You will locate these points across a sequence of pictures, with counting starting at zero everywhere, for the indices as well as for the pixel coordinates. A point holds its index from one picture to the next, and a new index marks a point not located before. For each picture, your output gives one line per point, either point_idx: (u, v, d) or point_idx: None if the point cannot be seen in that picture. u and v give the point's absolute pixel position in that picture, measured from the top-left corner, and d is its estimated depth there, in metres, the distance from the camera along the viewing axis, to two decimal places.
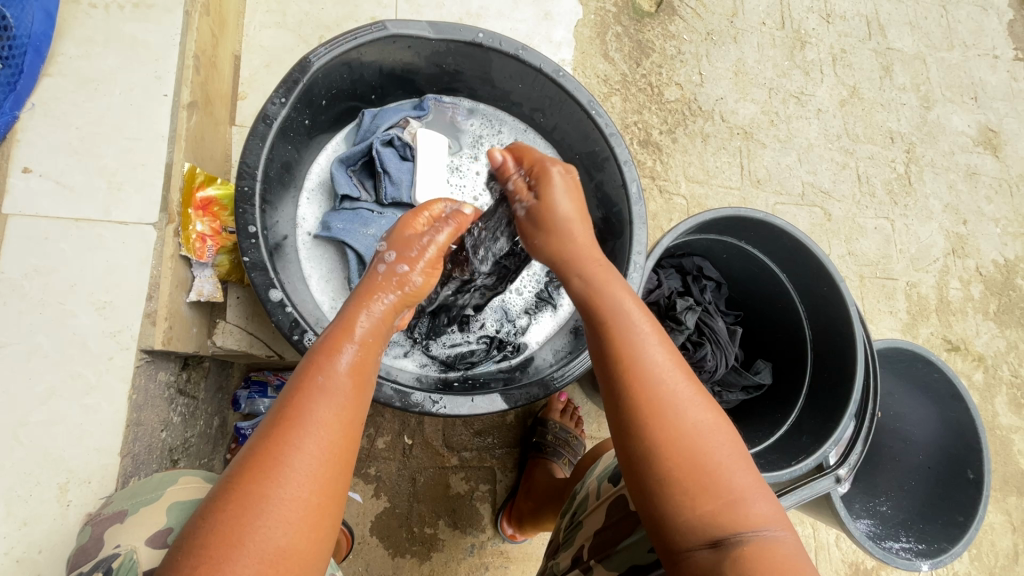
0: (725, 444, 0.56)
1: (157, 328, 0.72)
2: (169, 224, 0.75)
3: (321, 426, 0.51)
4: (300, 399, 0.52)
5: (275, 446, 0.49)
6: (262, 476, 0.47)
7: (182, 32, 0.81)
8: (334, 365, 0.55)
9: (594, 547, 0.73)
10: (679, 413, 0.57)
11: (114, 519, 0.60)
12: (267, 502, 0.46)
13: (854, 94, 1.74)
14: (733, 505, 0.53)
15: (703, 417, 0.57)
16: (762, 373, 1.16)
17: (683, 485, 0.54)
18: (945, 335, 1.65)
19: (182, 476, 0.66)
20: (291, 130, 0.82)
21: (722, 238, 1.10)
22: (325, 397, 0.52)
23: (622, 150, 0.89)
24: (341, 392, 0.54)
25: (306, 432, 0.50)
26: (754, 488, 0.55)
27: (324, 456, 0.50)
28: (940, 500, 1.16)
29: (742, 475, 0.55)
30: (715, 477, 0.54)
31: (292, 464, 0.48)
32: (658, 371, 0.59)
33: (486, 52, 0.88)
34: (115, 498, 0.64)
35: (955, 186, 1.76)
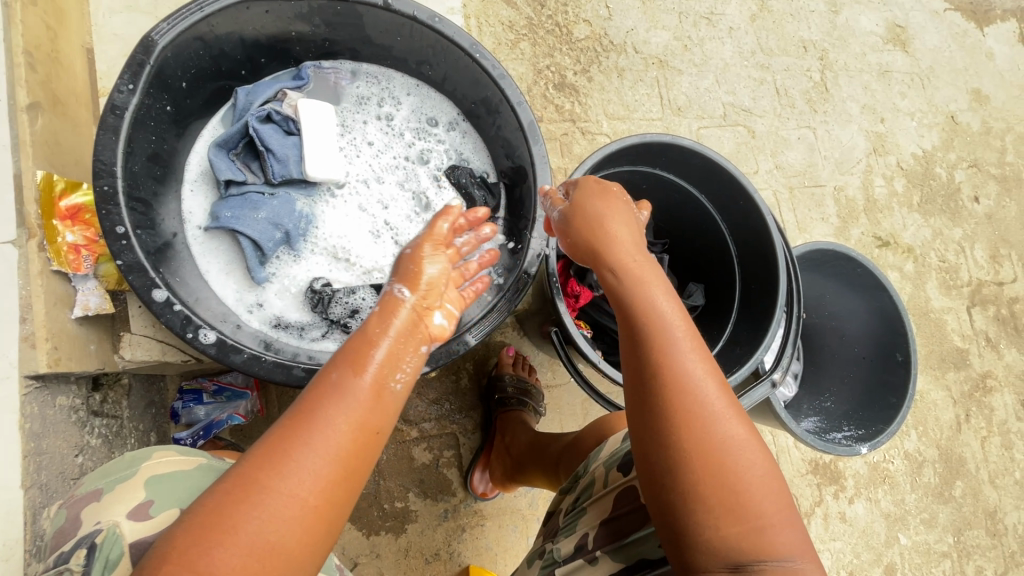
0: (754, 461, 0.59)
1: (39, 351, 0.67)
2: (31, 240, 0.69)
3: (332, 431, 0.52)
4: (324, 403, 0.53)
5: (288, 444, 0.50)
6: (268, 478, 0.49)
7: (4, 27, 0.73)
8: (356, 377, 0.54)
9: (602, 535, 0.75)
10: (709, 423, 0.59)
11: (90, 499, 0.59)
12: (269, 498, 0.48)
13: (763, 8, 1.74)
14: (754, 527, 0.57)
15: (732, 429, 0.60)
16: (694, 296, 1.19)
17: (710, 494, 0.57)
18: (875, 233, 1.71)
19: (156, 451, 0.65)
20: (151, 119, 0.76)
21: (636, 169, 1.10)
22: (347, 405, 0.53)
23: (512, 92, 0.86)
24: (361, 399, 0.54)
25: (316, 437, 0.51)
26: (779, 513, 0.58)
27: (331, 462, 0.51)
28: (877, 387, 1.22)
29: (767, 502, 0.58)
30: (739, 499, 0.57)
31: (298, 468, 0.50)
32: (693, 383, 0.61)
33: (352, 7, 0.83)
34: (85, 480, 0.62)
35: (870, 87, 1.80)
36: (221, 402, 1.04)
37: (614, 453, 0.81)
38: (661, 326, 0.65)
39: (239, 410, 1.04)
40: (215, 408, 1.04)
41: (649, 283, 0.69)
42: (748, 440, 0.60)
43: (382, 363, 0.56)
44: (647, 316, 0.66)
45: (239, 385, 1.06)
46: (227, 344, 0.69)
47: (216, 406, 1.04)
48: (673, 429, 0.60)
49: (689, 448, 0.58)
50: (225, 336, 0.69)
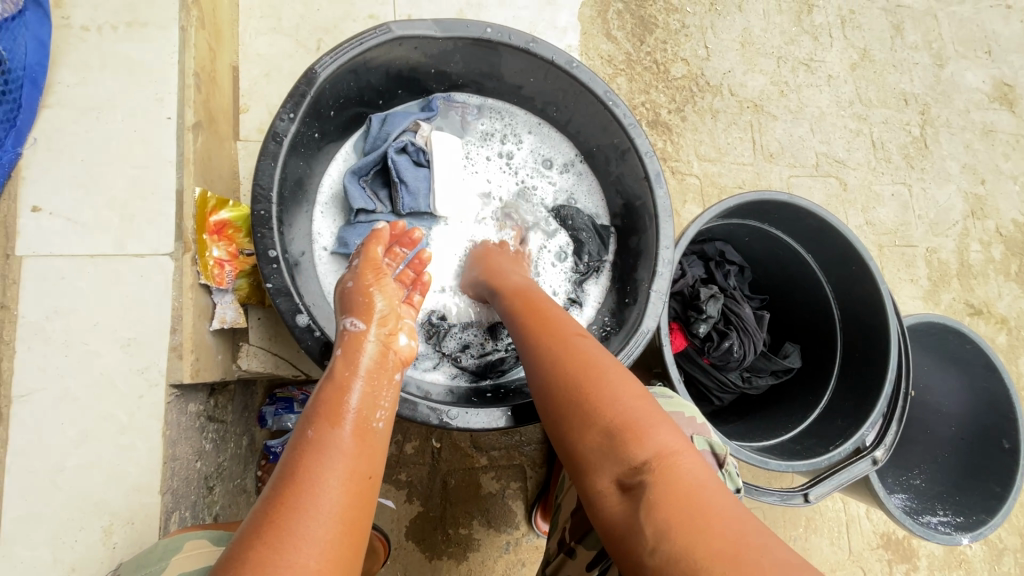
0: (627, 390, 0.58)
1: (184, 362, 0.71)
2: (186, 253, 0.72)
3: (326, 489, 0.49)
4: (306, 461, 0.51)
5: (281, 513, 0.47)
6: (263, 553, 0.44)
7: (179, 50, 0.77)
8: (336, 428, 0.54)
9: (574, 528, 0.73)
10: (576, 359, 0.61)
11: None
12: (276, 574, 0.43)
13: (865, 57, 1.69)
14: (636, 435, 0.54)
15: (600, 365, 0.61)
16: (791, 356, 1.14)
17: (587, 425, 0.56)
18: (967, 300, 1.62)
19: (188, 541, 0.62)
20: (302, 145, 0.79)
21: (744, 223, 1.07)
22: (333, 457, 0.52)
23: (642, 141, 0.86)
24: (345, 449, 0.53)
25: (315, 497, 0.48)
26: (656, 416, 0.56)
27: (331, 519, 0.48)
28: (975, 471, 1.15)
29: (639, 407, 0.56)
30: (612, 417, 0.56)
31: (296, 536, 0.46)
32: (566, 338, 0.64)
33: (495, 47, 0.85)
34: (123, 566, 0.60)
35: (972, 146, 1.72)
36: None
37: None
38: (534, 304, 0.72)
39: None
40: None
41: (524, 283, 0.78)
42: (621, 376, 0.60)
43: (360, 410, 0.57)
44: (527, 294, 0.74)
45: None
46: None
47: None
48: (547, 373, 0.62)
49: (546, 369, 0.62)
50: None
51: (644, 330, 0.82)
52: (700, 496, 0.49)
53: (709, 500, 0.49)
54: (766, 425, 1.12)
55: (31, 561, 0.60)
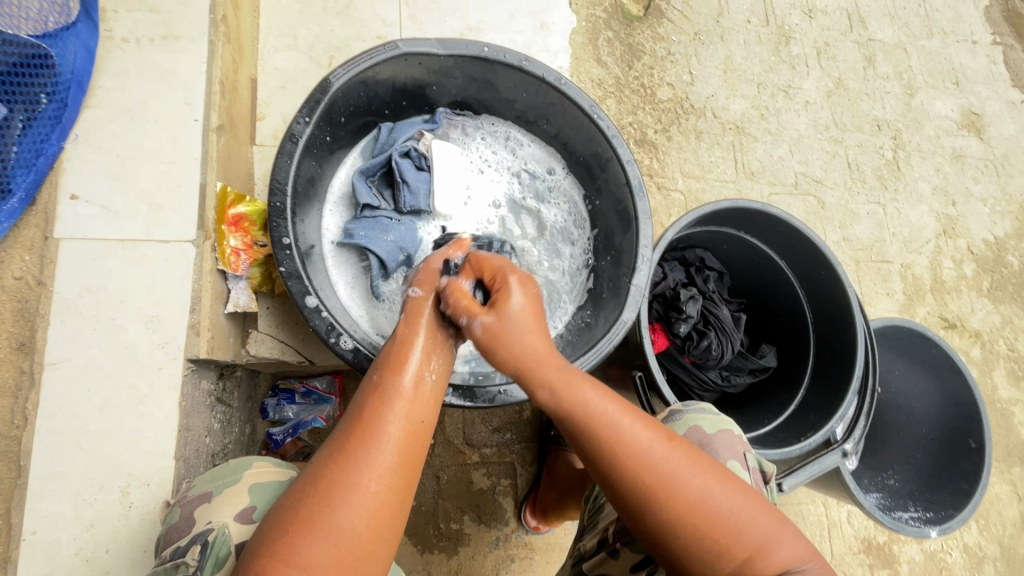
0: (736, 502, 0.60)
1: (201, 338, 0.77)
2: (206, 240, 0.79)
3: (389, 425, 0.59)
4: (373, 399, 0.61)
5: (353, 437, 0.57)
6: (340, 472, 0.55)
7: (208, 61, 0.86)
8: (398, 376, 0.63)
9: (619, 531, 0.78)
10: (678, 488, 0.60)
11: (201, 500, 0.61)
12: (344, 490, 0.54)
13: (840, 85, 1.81)
14: (761, 555, 0.58)
15: (701, 485, 0.60)
16: (767, 356, 1.21)
17: (710, 547, 0.58)
18: (941, 314, 1.70)
19: (257, 460, 0.66)
20: (314, 147, 0.86)
21: (722, 230, 1.16)
22: (394, 400, 0.61)
23: (624, 150, 0.94)
24: (404, 394, 0.62)
25: (381, 435, 0.58)
26: (772, 532, 0.60)
27: (392, 450, 0.57)
28: (945, 470, 1.21)
29: (760, 527, 0.59)
30: (735, 538, 0.59)
31: (367, 462, 0.56)
32: (652, 454, 0.61)
33: (492, 65, 0.94)
34: (199, 480, 0.64)
35: (942, 169, 1.83)
36: (309, 403, 1.13)
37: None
38: (607, 427, 0.62)
39: (323, 414, 1.13)
40: (304, 409, 1.13)
41: (571, 382, 0.65)
42: (727, 486, 0.61)
43: (418, 363, 0.66)
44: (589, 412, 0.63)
45: (325, 389, 1.15)
46: (362, 352, 0.76)
47: (305, 407, 1.13)
48: (646, 503, 0.60)
49: (645, 501, 0.60)
50: (360, 344, 0.77)
51: (622, 322, 0.89)
52: None
53: None
54: (745, 422, 1.18)
55: (53, 517, 0.65)
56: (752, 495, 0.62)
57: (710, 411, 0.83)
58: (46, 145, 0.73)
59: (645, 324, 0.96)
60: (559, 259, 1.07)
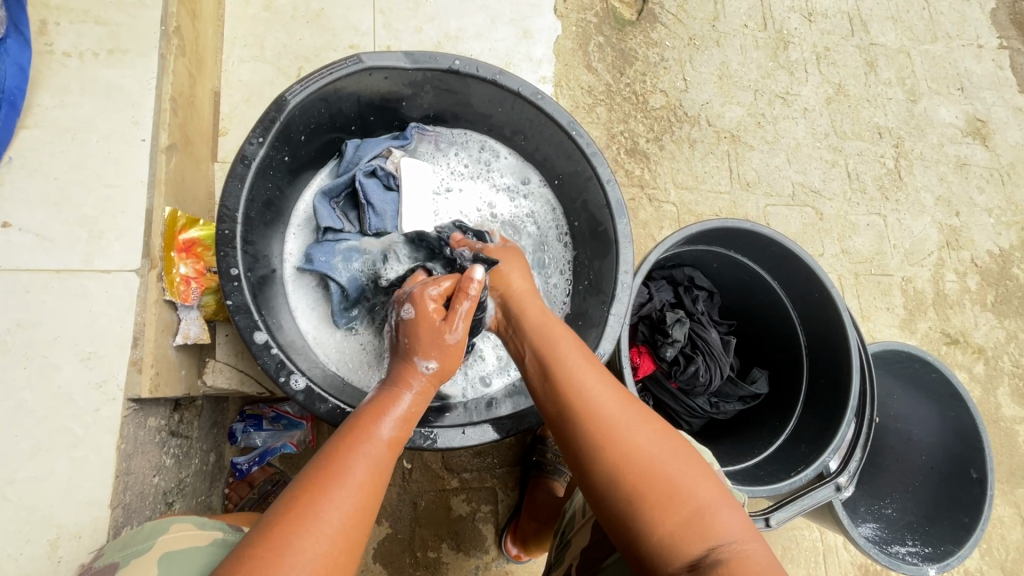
0: (682, 462, 0.58)
1: (144, 375, 0.72)
2: (152, 270, 0.75)
3: (356, 479, 0.52)
4: (342, 450, 0.54)
5: (311, 491, 0.50)
6: (292, 526, 0.47)
7: (158, 76, 0.81)
8: (377, 430, 0.57)
9: (582, 566, 0.73)
10: (626, 433, 0.59)
11: (106, 572, 0.58)
12: (299, 547, 0.46)
13: (840, 92, 1.74)
14: (703, 514, 0.55)
15: (649, 435, 0.59)
16: (758, 382, 1.16)
17: (650, 501, 0.55)
18: (943, 329, 1.64)
19: (174, 523, 0.63)
20: (271, 168, 0.81)
21: (711, 249, 1.10)
22: (366, 452, 0.54)
23: (604, 170, 0.89)
24: (381, 453, 0.56)
25: (343, 484, 0.51)
26: (718, 496, 0.56)
27: (354, 507, 0.50)
28: (945, 501, 1.14)
29: (704, 487, 0.57)
30: (678, 495, 0.55)
31: (324, 517, 0.48)
32: (602, 402, 0.61)
33: (463, 79, 0.88)
34: (109, 549, 0.62)
35: (946, 178, 1.76)
36: (277, 430, 1.06)
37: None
38: (564, 368, 0.65)
39: (293, 440, 1.06)
40: (272, 436, 1.06)
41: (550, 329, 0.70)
42: (670, 444, 0.59)
43: (401, 421, 0.60)
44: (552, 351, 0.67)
45: (295, 414, 1.07)
46: (314, 393, 0.72)
47: (273, 434, 1.07)
48: (593, 448, 0.59)
49: (596, 443, 0.59)
50: (313, 384, 0.72)
51: (600, 354, 0.84)
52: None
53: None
54: (733, 451, 1.12)
55: None
56: (697, 458, 0.60)
57: (690, 447, 0.80)
58: None
59: (625, 355, 0.90)
60: (537, 282, 1.01)
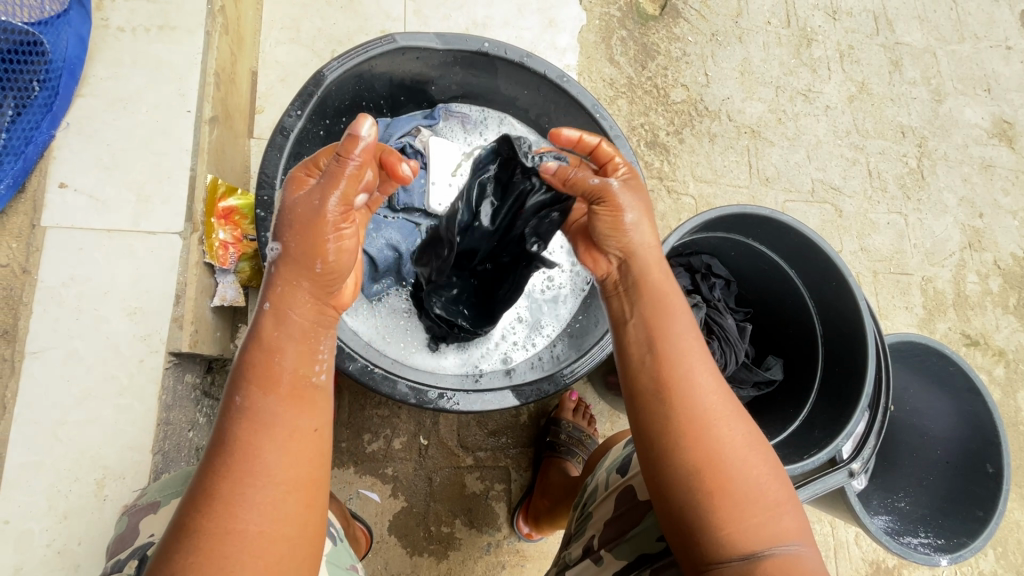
0: (755, 463, 0.58)
1: (184, 332, 0.76)
2: (194, 233, 0.79)
3: (266, 454, 0.48)
4: (240, 429, 0.49)
5: (222, 481, 0.47)
6: (217, 522, 0.45)
7: (203, 52, 0.85)
8: (263, 390, 0.51)
9: (604, 537, 0.74)
10: (712, 427, 0.58)
11: (148, 510, 0.62)
12: (230, 538, 0.45)
13: (863, 90, 1.74)
14: (774, 514, 0.56)
15: (735, 430, 0.58)
16: (773, 369, 1.17)
17: (724, 498, 0.55)
18: (964, 330, 1.63)
19: None
20: (307, 141, 0.85)
21: (728, 236, 1.11)
22: (264, 423, 0.49)
23: (626, 152, 0.91)
24: (278, 413, 0.50)
25: (257, 466, 0.48)
26: (785, 499, 0.57)
27: (276, 483, 0.48)
28: (960, 496, 1.14)
29: (775, 491, 0.57)
30: (754, 497, 0.56)
31: (245, 503, 0.47)
32: (698, 396, 0.59)
33: (492, 61, 0.91)
34: (149, 489, 0.65)
35: (970, 179, 1.75)
36: None
37: (614, 459, 0.85)
38: (673, 350, 0.62)
39: None
40: None
41: (663, 298, 0.66)
42: (750, 440, 0.59)
43: (294, 368, 0.53)
44: (662, 327, 0.63)
45: None
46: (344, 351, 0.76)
47: None
48: (678, 442, 0.57)
49: (680, 432, 0.58)
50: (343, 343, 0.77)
51: None
52: None
53: None
54: None
55: (26, 506, 0.64)
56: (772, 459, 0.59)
57: None
58: (37, 133, 0.73)
59: None
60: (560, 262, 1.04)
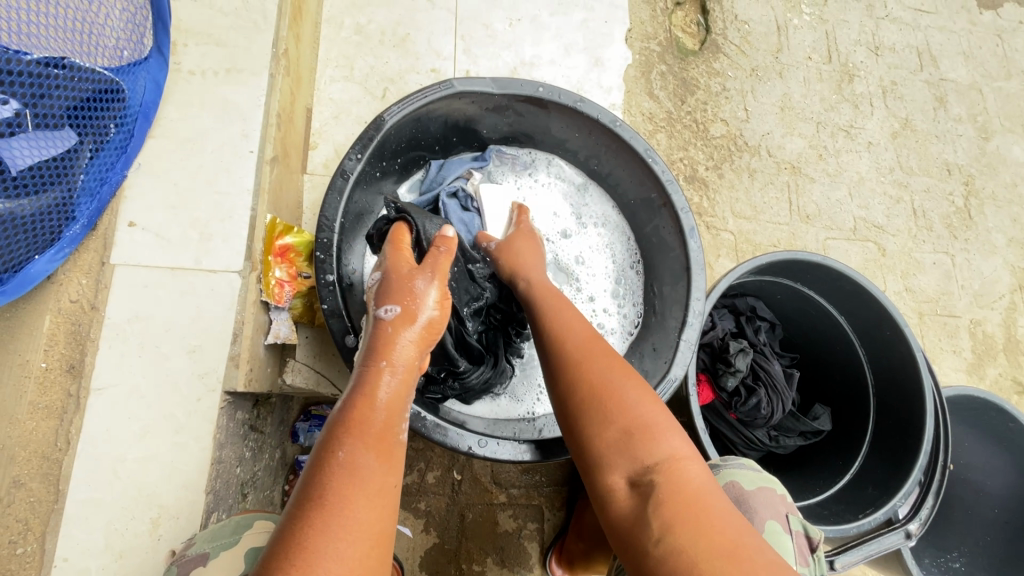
0: (633, 391, 0.64)
1: (240, 370, 0.76)
2: (252, 272, 0.80)
3: (364, 456, 0.52)
4: (344, 416, 0.55)
5: (318, 465, 0.51)
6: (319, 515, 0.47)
7: (267, 93, 0.88)
8: (374, 400, 0.56)
9: None
10: (584, 361, 0.67)
11: (197, 562, 0.62)
12: (327, 534, 0.46)
13: (906, 126, 1.71)
14: (647, 431, 0.61)
15: (602, 365, 0.67)
16: (821, 419, 1.13)
17: (596, 415, 0.63)
18: (1015, 377, 1.56)
19: (257, 520, 0.68)
20: (364, 182, 0.87)
21: (776, 280, 1.09)
22: (363, 426, 0.54)
23: (679, 198, 0.91)
24: (377, 422, 0.55)
25: (358, 471, 0.50)
26: (663, 420, 0.63)
27: (368, 488, 0.50)
28: (1021, 560, 1.08)
29: (653, 411, 0.63)
30: (624, 413, 0.63)
31: (348, 505, 0.48)
32: (569, 339, 0.71)
33: (545, 105, 0.92)
34: (198, 538, 0.65)
35: (1019, 220, 1.69)
36: None
37: None
38: (545, 311, 0.76)
39: None
40: None
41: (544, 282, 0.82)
42: (625, 372, 0.67)
43: (393, 396, 0.58)
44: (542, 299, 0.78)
45: None
46: None
47: None
48: (560, 378, 0.68)
49: (561, 373, 0.68)
50: None
51: (671, 379, 0.84)
52: (698, 491, 0.56)
53: (700, 488, 0.57)
54: (794, 487, 1.11)
55: (85, 544, 0.65)
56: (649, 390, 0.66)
57: (750, 468, 0.80)
58: (111, 174, 0.76)
59: (692, 381, 0.90)
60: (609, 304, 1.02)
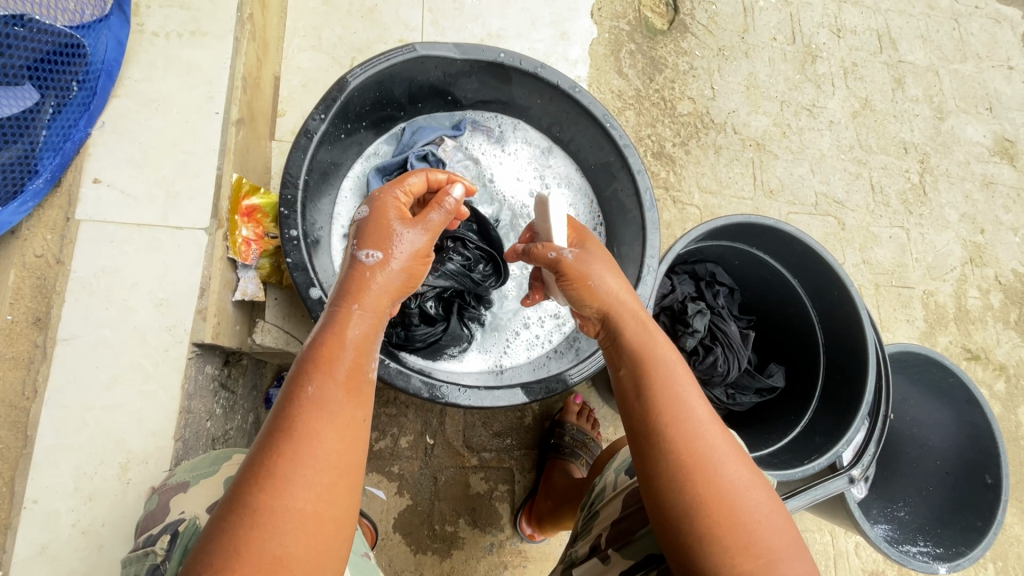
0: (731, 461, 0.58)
1: (207, 323, 0.79)
2: (219, 229, 0.82)
3: (328, 395, 0.52)
4: (310, 356, 0.54)
5: (285, 404, 0.51)
6: (283, 449, 0.49)
7: (232, 57, 0.89)
8: (339, 337, 0.56)
9: (612, 536, 0.75)
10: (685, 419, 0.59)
11: (178, 489, 0.65)
12: (291, 465, 0.48)
13: (866, 106, 1.78)
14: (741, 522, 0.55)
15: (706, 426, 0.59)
16: (775, 376, 1.19)
17: (696, 495, 0.55)
18: (964, 344, 1.65)
19: (235, 455, 0.70)
20: (329, 143, 0.89)
21: (732, 245, 1.14)
22: (331, 367, 0.54)
23: (635, 160, 0.94)
24: (344, 363, 0.55)
25: (321, 407, 0.51)
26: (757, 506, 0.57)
27: (334, 426, 0.51)
28: (959, 506, 1.15)
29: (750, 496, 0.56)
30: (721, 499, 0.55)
31: (311, 436, 0.50)
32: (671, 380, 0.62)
33: (507, 70, 0.95)
34: (178, 470, 0.68)
35: (971, 196, 1.77)
36: None
37: (622, 461, 0.87)
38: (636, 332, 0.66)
39: None
40: None
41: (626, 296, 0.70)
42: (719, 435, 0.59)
43: (360, 338, 0.57)
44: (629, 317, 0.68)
45: None
46: None
47: None
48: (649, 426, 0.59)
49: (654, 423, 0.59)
50: None
51: None
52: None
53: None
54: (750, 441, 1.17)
55: (54, 487, 0.67)
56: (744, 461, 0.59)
57: None
58: (75, 130, 0.77)
59: None
60: None
